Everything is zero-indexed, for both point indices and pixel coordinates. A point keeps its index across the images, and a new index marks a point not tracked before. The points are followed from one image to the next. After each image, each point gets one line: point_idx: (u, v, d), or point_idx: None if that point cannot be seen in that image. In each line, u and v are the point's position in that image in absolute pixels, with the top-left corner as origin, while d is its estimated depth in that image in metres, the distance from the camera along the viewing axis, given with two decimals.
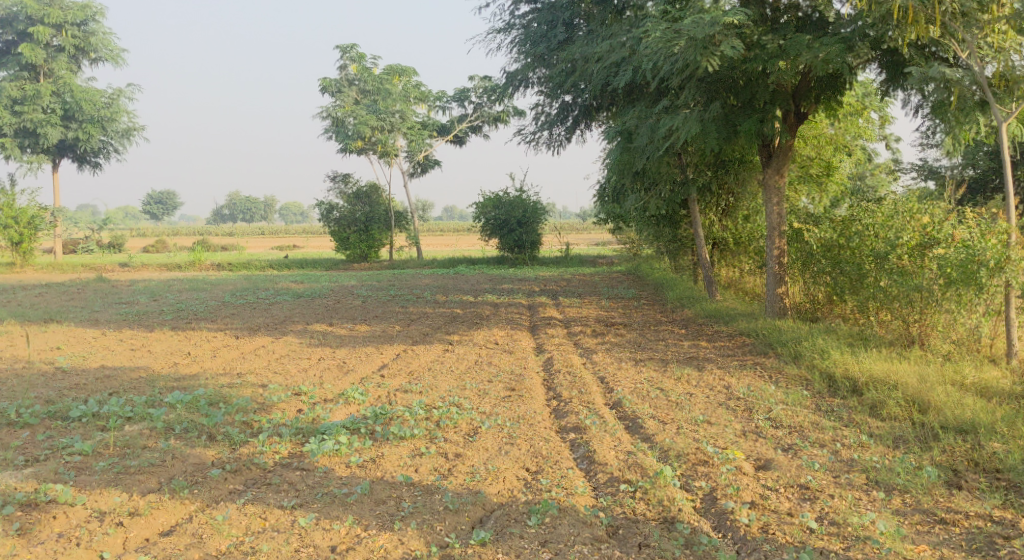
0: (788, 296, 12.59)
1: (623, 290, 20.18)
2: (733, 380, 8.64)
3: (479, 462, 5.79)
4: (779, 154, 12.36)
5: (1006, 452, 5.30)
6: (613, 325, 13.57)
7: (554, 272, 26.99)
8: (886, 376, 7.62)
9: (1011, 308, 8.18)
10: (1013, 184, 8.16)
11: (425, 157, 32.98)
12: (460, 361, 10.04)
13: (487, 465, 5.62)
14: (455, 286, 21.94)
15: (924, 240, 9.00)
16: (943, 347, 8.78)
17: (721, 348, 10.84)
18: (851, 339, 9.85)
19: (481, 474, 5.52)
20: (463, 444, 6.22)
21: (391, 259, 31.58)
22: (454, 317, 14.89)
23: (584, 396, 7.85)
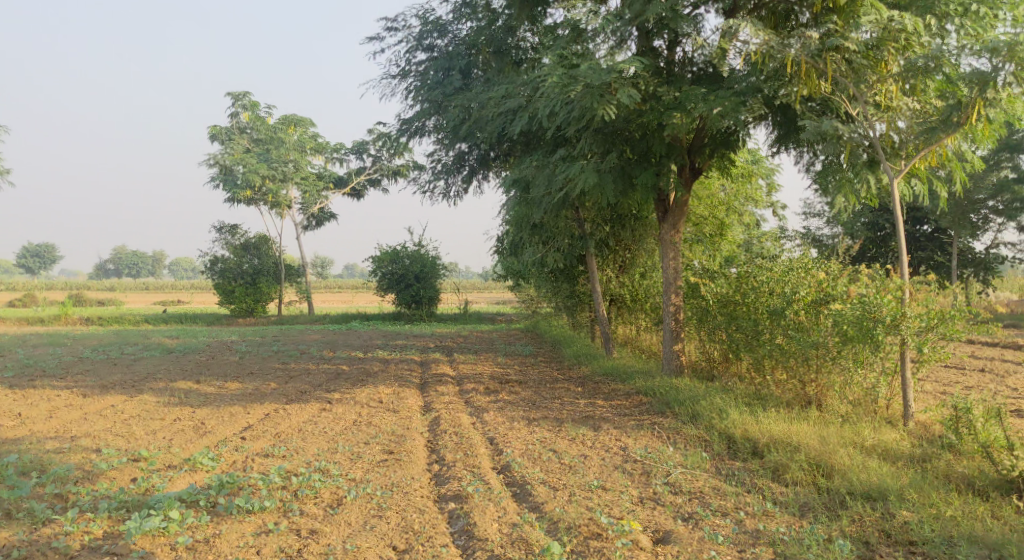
0: (684, 353, 12.36)
1: (520, 347, 19.59)
2: (630, 441, 8.07)
3: (338, 540, 4.88)
4: (675, 209, 12.34)
5: (918, 522, 4.98)
6: (508, 382, 12.90)
7: (452, 329, 26.22)
8: (785, 436, 7.27)
9: (906, 367, 8.11)
10: (905, 242, 8.19)
11: (320, 208, 31.87)
12: (336, 419, 9.05)
13: (345, 544, 4.74)
14: (345, 341, 20.71)
15: (819, 296, 8.89)
16: (841, 408, 8.60)
17: (617, 407, 10.34)
18: (748, 399, 9.59)
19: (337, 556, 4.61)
20: (323, 517, 5.31)
21: (279, 314, 29.92)
22: (338, 374, 13.80)
23: (469, 459, 7.05)
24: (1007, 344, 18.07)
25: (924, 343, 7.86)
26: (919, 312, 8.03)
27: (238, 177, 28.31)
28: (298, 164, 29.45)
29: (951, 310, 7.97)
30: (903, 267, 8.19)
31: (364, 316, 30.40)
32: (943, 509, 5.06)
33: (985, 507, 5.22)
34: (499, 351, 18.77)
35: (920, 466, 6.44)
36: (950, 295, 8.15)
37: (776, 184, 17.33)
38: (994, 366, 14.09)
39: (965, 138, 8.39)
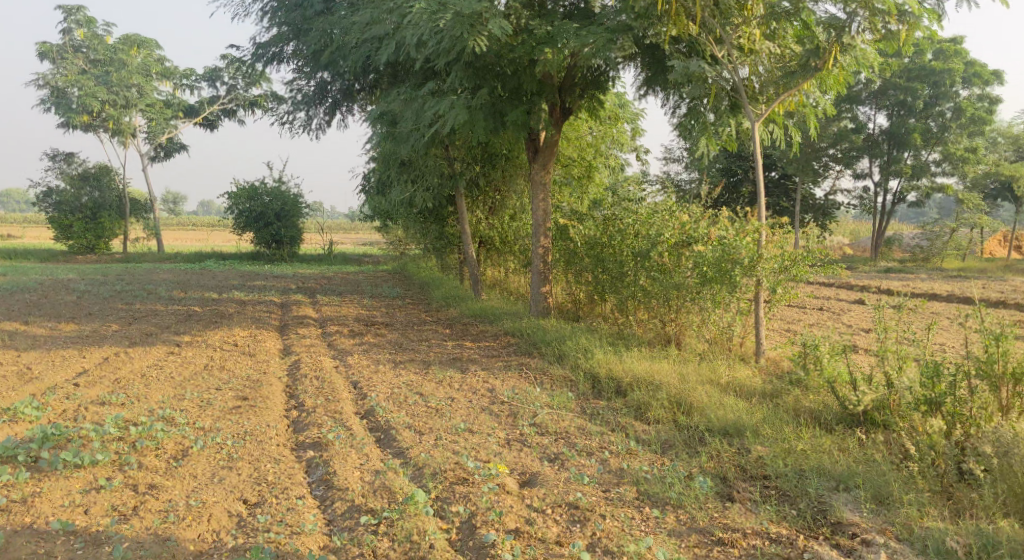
0: (551, 295, 12.45)
1: (387, 288, 19.12)
2: (498, 383, 7.99)
3: (179, 496, 4.32)
4: (545, 150, 12.26)
5: (770, 456, 5.24)
6: (374, 325, 12.49)
7: (315, 270, 25.23)
8: (648, 375, 7.45)
9: (760, 307, 8.46)
10: (763, 187, 8.48)
11: (168, 139, 29.41)
12: (185, 363, 8.31)
13: (188, 499, 4.18)
14: (198, 281, 19.35)
15: (682, 238, 9.11)
16: (698, 346, 8.92)
17: (485, 348, 10.26)
18: (612, 339, 9.80)
19: (178, 512, 4.06)
20: (165, 473, 4.71)
21: (125, 252, 27.39)
22: (189, 315, 12.81)
23: (332, 405, 6.68)
24: (841, 285, 19.64)
25: (776, 284, 8.21)
26: (774, 254, 8.36)
27: (73, 101, 25.35)
28: (144, 90, 26.81)
29: (803, 253, 8.35)
30: (760, 211, 8.49)
31: (220, 255, 28.63)
32: (794, 443, 5.31)
33: (828, 439, 5.54)
34: (365, 292, 18.22)
35: (770, 401, 6.77)
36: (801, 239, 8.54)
37: (641, 128, 17.67)
38: (830, 305, 15.25)
39: (818, 86, 8.74)
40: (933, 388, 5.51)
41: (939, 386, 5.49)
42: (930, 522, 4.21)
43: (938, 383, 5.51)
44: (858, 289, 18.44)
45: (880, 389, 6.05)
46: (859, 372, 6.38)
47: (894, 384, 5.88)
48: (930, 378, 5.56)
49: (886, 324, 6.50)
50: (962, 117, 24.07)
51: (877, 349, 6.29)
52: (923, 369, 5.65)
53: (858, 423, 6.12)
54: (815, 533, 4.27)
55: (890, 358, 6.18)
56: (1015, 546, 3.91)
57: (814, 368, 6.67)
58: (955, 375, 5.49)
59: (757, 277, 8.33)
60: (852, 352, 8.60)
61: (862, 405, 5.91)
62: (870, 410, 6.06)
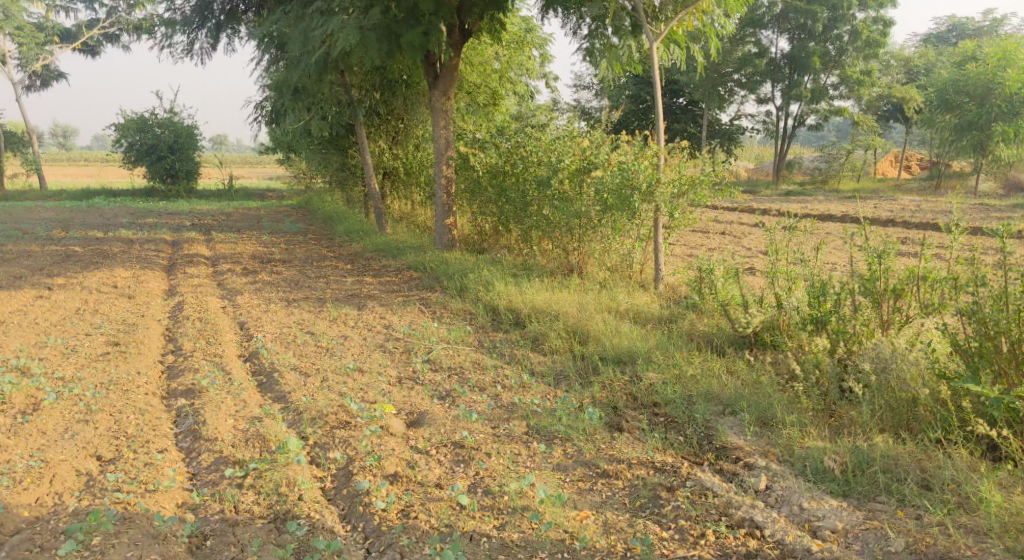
0: (456, 227, 12.15)
1: (289, 223, 18.32)
2: (395, 319, 7.72)
3: (22, 454, 3.81)
4: (445, 74, 11.75)
5: (661, 384, 5.23)
6: (270, 261, 11.89)
7: (214, 206, 23.98)
8: (547, 306, 7.36)
9: (659, 233, 8.39)
10: (662, 109, 8.31)
11: (44, 66, 26.84)
12: (53, 307, 7.55)
13: (28, 459, 3.71)
14: (81, 219, 17.94)
15: (582, 164, 8.93)
16: (599, 274, 8.84)
17: (386, 284, 9.92)
18: (515, 270, 9.65)
19: (14, 474, 3.60)
20: (6, 430, 4.10)
21: (1, 189, 24.90)
22: (66, 255, 11.83)
23: (213, 348, 6.25)
24: (744, 209, 20.08)
25: (675, 209, 8.14)
26: (672, 179, 8.25)
27: None
28: (11, 11, 23.85)
29: (701, 176, 8.28)
30: (659, 135, 8.34)
31: (109, 192, 26.76)
32: (685, 369, 5.32)
33: (719, 363, 5.58)
34: (265, 228, 17.38)
35: (667, 327, 6.78)
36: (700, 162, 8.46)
37: (549, 55, 17.27)
38: (732, 229, 15.57)
39: (718, 6, 8.57)
40: (819, 308, 5.60)
41: (823, 307, 5.57)
42: (809, 442, 4.28)
43: (823, 303, 5.60)
44: (760, 212, 18.92)
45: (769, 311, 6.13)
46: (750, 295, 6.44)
47: (782, 306, 5.95)
48: (816, 298, 5.64)
49: (777, 246, 6.55)
50: (859, 40, 24.64)
51: (768, 272, 6.35)
52: (810, 291, 5.72)
53: (749, 345, 6.20)
54: (699, 459, 4.27)
55: (779, 281, 6.25)
56: (887, 461, 4.01)
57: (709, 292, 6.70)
58: (838, 295, 5.59)
59: (655, 202, 8.23)
60: (748, 275, 8.74)
61: (752, 328, 5.98)
62: (760, 332, 6.14)
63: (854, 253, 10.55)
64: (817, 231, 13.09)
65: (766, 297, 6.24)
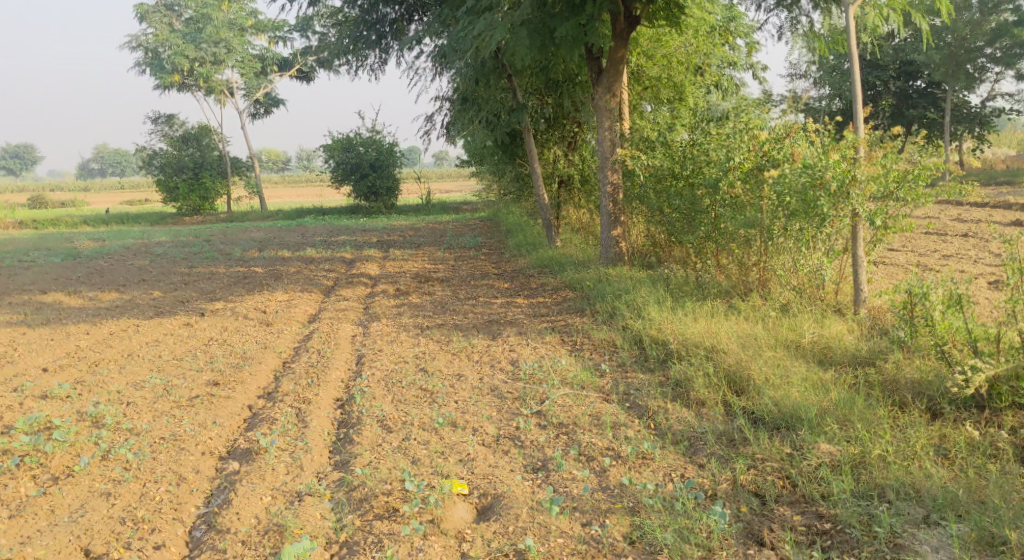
0: (625, 239, 10.88)
1: (467, 238, 18.11)
2: (528, 355, 6.67)
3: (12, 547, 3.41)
4: (609, 69, 10.61)
5: (836, 468, 3.71)
6: (428, 281, 11.48)
7: (408, 221, 24.69)
8: (703, 339, 5.95)
9: (857, 243, 6.48)
10: (859, 89, 6.48)
11: (265, 94, 29.41)
12: (188, 338, 7.47)
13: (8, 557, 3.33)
14: (281, 239, 19.01)
15: (759, 162, 7.29)
16: (781, 296, 7.13)
17: (534, 307, 8.98)
18: (681, 290, 8.22)
19: None
20: (14, 510, 3.72)
21: (229, 211, 27.89)
22: (244, 278, 12.29)
23: (309, 391, 5.55)
24: (995, 205, 16.62)
25: (877, 213, 6.22)
26: (873, 174, 6.29)
27: (165, 62, 25.21)
28: (233, 46, 26.11)
29: (914, 169, 6.26)
30: (858, 121, 6.45)
31: (319, 210, 28.68)
32: (871, 447, 3.75)
33: (929, 432, 3.94)
34: (443, 244, 17.26)
35: (860, 372, 5.11)
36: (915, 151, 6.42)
37: (751, 44, 15.55)
38: (980, 230, 12.69)
39: None
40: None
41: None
42: None
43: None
44: (1019, 209, 15.48)
45: (1013, 356, 4.36)
46: (984, 324, 4.67)
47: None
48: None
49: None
50: None
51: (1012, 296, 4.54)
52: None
53: (982, 403, 4.42)
54: None
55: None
56: None
57: (922, 324, 4.92)
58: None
59: (849, 202, 6.35)
60: (982, 296, 6.74)
61: (986, 378, 4.24)
62: (998, 384, 4.37)
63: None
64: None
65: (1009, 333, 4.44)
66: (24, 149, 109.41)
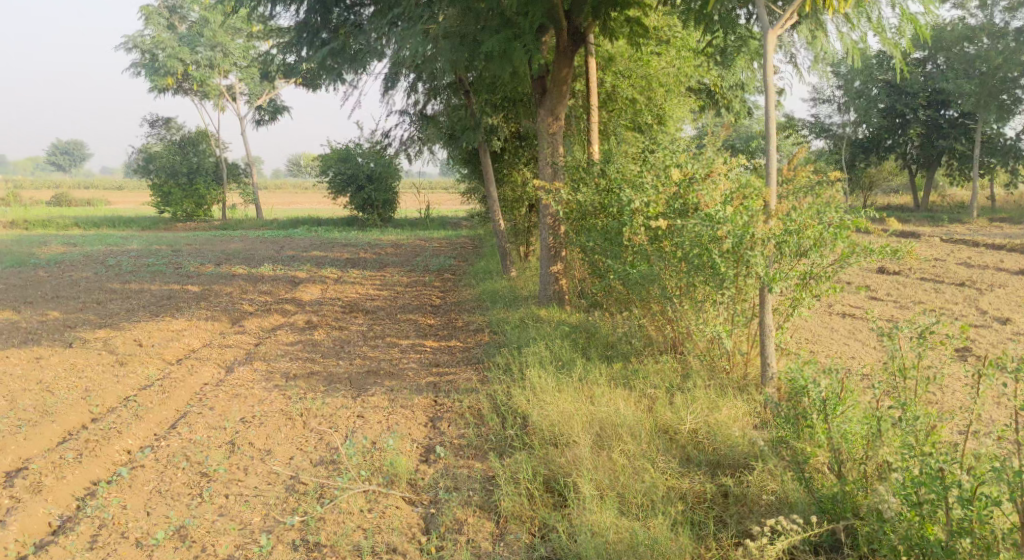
0: (567, 275, 9.81)
1: (441, 259, 17.14)
2: (375, 425, 5.62)
3: None
4: (553, 89, 9.58)
5: None
6: (354, 311, 10.55)
7: (400, 236, 23.89)
8: (555, 422, 4.96)
9: (765, 313, 5.36)
10: (771, 130, 5.44)
11: (268, 100, 28.81)
12: (14, 376, 6.60)
13: None
14: (251, 252, 18.23)
15: (665, 204, 6.22)
16: (684, 362, 6.13)
17: (438, 352, 8.01)
18: (591, 347, 7.25)
19: None
20: None
21: (223, 218, 27.34)
22: (168, 297, 11.50)
23: (60, 469, 4.55)
24: (1013, 248, 15.23)
25: (776, 277, 5.11)
26: (775, 228, 5.23)
27: (158, 64, 24.79)
28: (230, 51, 25.61)
29: (829, 226, 5.19)
30: (768, 164, 5.36)
31: (317, 220, 28.02)
32: None
33: None
34: (410, 264, 16.27)
35: (719, 484, 4.20)
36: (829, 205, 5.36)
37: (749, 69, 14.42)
38: (980, 279, 11.37)
39: None
40: (936, 530, 3.21)
41: (972, 516, 3.13)
42: None
43: (979, 505, 3.16)
44: None
45: (876, 486, 3.63)
46: (858, 436, 3.84)
47: (887, 484, 3.52)
48: (965, 496, 3.19)
49: (906, 364, 3.94)
50: None
51: (890, 403, 3.77)
52: (918, 477, 3.30)
53: (835, 544, 3.73)
54: None
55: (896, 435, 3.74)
56: None
57: (801, 430, 4.02)
58: (1004, 489, 3.16)
59: (748, 261, 5.31)
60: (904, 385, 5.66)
61: (822, 526, 3.61)
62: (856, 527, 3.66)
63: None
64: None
65: (877, 454, 3.71)
66: (71, 145, 112.01)
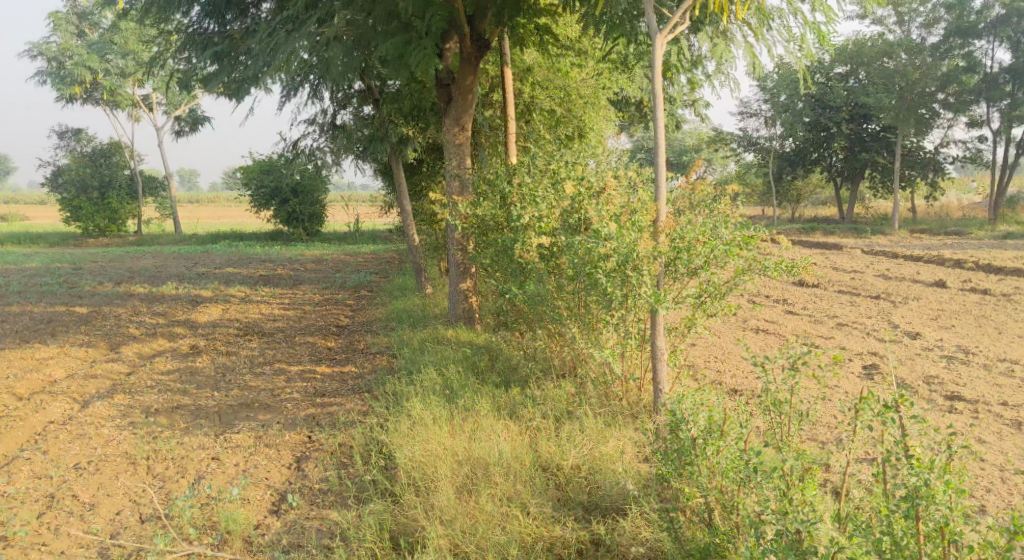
0: (476, 293, 9.30)
1: (359, 275, 16.42)
2: (229, 470, 5.00)
3: None
4: (458, 98, 9.10)
5: None
6: (250, 333, 9.85)
7: (326, 250, 23.10)
8: (422, 460, 4.49)
9: (656, 336, 5.09)
10: (661, 145, 5.23)
11: (188, 110, 27.63)
12: None
13: None
14: (159, 270, 17.18)
15: (556, 219, 5.85)
16: (577, 386, 5.77)
17: (327, 379, 7.39)
18: (487, 370, 6.79)
19: None
20: None
21: (139, 233, 26.02)
22: (47, 320, 10.58)
23: None
24: (928, 259, 15.48)
25: (662, 298, 4.94)
26: (661, 247, 5.03)
27: (65, 72, 23.45)
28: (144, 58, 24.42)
29: (722, 239, 5.10)
30: (659, 181, 5.11)
31: (240, 235, 26.92)
32: None
33: None
34: (327, 280, 15.54)
35: (589, 529, 3.88)
36: (720, 222, 5.20)
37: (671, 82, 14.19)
38: (895, 291, 11.36)
39: None
40: None
41: None
42: None
43: None
44: (947, 265, 14.37)
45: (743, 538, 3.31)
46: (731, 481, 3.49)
47: (751, 538, 3.21)
48: None
49: (786, 396, 3.62)
50: None
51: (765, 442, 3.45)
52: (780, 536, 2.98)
53: None
54: None
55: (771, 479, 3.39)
56: None
57: (676, 471, 3.65)
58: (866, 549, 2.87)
59: (635, 282, 5.09)
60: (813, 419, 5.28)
61: None
62: None
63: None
64: (1002, 319, 8.97)
65: (745, 500, 3.37)
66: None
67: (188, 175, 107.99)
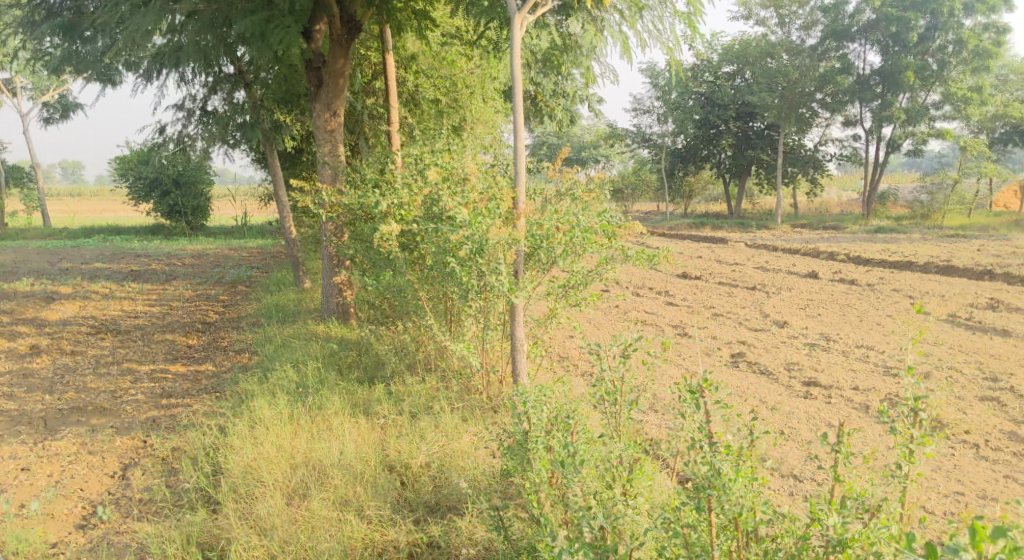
0: (351, 287, 8.88)
1: (240, 270, 15.61)
2: (38, 481, 4.50)
3: None
4: (329, 81, 8.66)
5: None
6: (102, 331, 9.09)
7: (210, 245, 21.93)
8: (251, 464, 4.17)
9: (516, 323, 4.90)
10: (519, 126, 5.05)
11: (57, 95, 25.69)
12: None
13: None
14: (16, 265, 15.80)
15: (414, 206, 5.58)
16: (438, 380, 5.52)
17: (177, 379, 6.84)
18: (350, 366, 6.42)
19: None
20: None
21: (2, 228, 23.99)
22: None
23: None
24: (805, 252, 16.09)
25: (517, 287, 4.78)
26: (514, 236, 4.86)
27: None
28: None
29: (576, 225, 4.96)
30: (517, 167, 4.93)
31: (117, 229, 25.25)
32: None
33: None
34: (204, 275, 14.68)
35: (423, 532, 3.71)
36: (579, 208, 5.05)
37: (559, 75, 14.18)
38: (770, 282, 11.70)
39: None
40: None
41: None
42: None
43: None
44: (822, 257, 14.99)
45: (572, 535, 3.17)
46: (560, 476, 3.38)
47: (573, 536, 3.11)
48: None
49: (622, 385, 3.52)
50: (965, 50, 20.09)
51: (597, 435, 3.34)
52: None
53: None
54: None
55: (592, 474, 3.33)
56: None
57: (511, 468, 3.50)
58: None
59: (489, 270, 4.87)
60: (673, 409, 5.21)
61: None
62: None
63: (916, 364, 6.64)
64: (865, 307, 9.34)
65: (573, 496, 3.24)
66: None
67: (70, 167, 101.09)
